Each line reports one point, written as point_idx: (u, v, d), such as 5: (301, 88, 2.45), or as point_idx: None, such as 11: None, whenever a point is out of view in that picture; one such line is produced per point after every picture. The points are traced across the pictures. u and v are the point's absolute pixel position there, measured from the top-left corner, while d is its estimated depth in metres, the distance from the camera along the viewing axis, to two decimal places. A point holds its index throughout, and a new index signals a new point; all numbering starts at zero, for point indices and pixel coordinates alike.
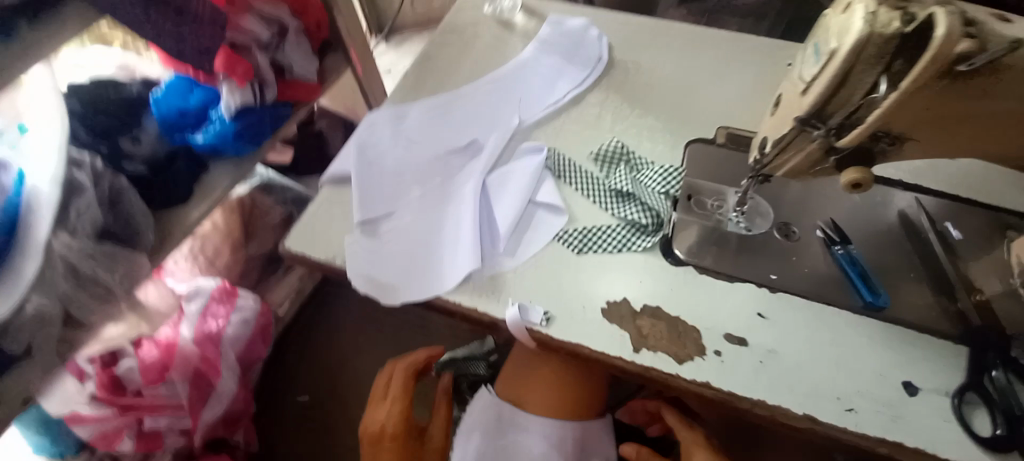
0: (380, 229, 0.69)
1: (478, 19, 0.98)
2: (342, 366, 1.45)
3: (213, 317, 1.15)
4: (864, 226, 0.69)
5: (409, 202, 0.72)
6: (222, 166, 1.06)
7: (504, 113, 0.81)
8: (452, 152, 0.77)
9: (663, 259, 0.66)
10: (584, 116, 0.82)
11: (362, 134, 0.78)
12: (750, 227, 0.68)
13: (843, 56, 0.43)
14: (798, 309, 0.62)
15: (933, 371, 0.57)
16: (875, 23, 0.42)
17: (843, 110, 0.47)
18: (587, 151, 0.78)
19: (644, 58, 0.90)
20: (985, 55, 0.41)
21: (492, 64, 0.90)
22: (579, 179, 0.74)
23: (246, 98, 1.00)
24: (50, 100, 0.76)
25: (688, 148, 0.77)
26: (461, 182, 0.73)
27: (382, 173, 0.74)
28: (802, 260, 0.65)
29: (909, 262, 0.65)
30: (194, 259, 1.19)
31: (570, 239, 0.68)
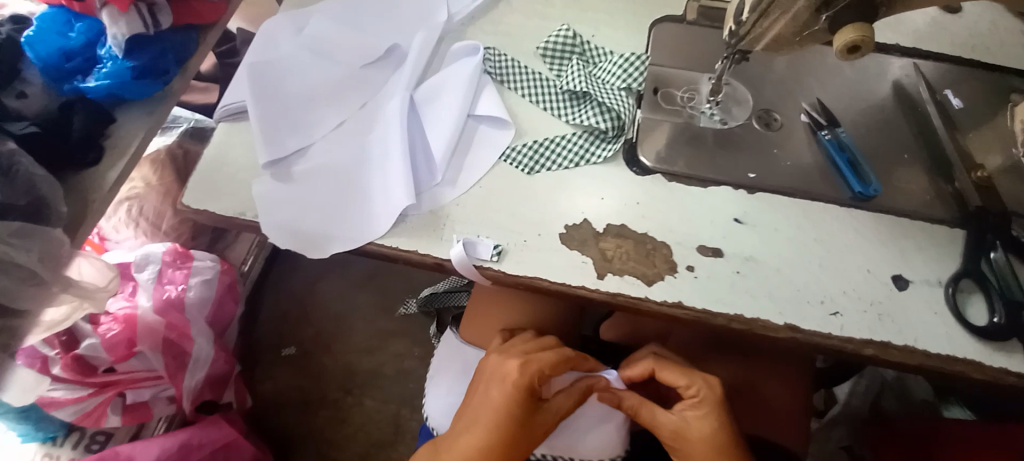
0: (293, 171, 0.58)
1: None
2: (320, 314, 1.41)
3: (170, 283, 1.05)
4: (857, 103, 0.59)
5: (324, 134, 0.60)
6: (131, 114, 0.74)
7: (428, 7, 0.66)
8: (369, 65, 0.63)
9: (627, 170, 0.57)
10: (528, 3, 0.67)
11: (255, 53, 0.63)
12: (726, 120, 0.58)
13: None
14: (782, 209, 0.54)
15: (924, 262, 0.52)
16: None
17: None
18: (534, 46, 0.64)
19: None
20: None
21: None
22: (525, 82, 0.62)
23: (134, 26, 0.72)
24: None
25: (654, 30, 0.64)
26: (383, 101, 0.61)
27: (287, 101, 0.61)
28: (786, 152, 0.56)
29: (905, 142, 0.57)
30: (135, 224, 1.07)
31: (518, 157, 0.57)
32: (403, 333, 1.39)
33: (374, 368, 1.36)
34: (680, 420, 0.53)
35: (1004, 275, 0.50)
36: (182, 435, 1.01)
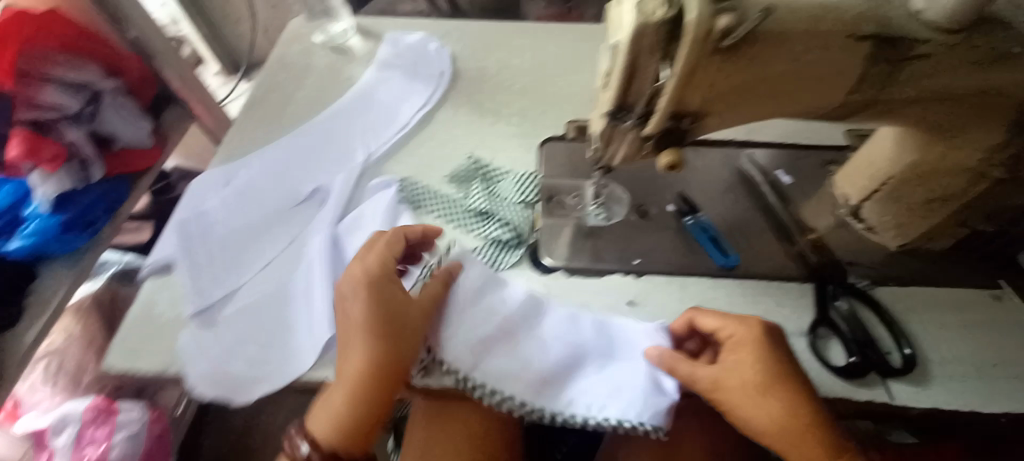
0: (219, 317, 0.61)
1: (309, 50, 0.89)
2: (268, 448, 1.29)
3: (91, 444, 0.94)
4: (712, 190, 0.72)
5: (251, 277, 0.64)
6: (55, 270, 0.83)
7: (347, 149, 0.74)
8: (293, 207, 0.68)
9: (533, 271, 0.65)
10: (435, 137, 0.77)
11: (183, 209, 0.68)
12: (609, 216, 0.68)
13: (627, 47, 0.43)
14: (664, 288, 0.63)
15: (787, 318, 0.61)
16: (643, 12, 0.41)
17: (642, 98, 0.47)
18: (442, 173, 0.74)
19: (490, 63, 0.88)
20: (744, 27, 0.41)
21: (327, 99, 0.82)
22: (438, 205, 0.70)
23: (64, 183, 0.83)
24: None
25: (542, 149, 0.76)
26: (308, 239, 0.66)
27: (214, 250, 0.65)
28: (660, 238, 0.67)
29: (751, 216, 0.69)
30: (54, 381, 1.01)
31: (436, 274, 0.64)
32: None
33: None
34: (722, 368, 0.52)
35: (850, 323, 0.59)
36: None
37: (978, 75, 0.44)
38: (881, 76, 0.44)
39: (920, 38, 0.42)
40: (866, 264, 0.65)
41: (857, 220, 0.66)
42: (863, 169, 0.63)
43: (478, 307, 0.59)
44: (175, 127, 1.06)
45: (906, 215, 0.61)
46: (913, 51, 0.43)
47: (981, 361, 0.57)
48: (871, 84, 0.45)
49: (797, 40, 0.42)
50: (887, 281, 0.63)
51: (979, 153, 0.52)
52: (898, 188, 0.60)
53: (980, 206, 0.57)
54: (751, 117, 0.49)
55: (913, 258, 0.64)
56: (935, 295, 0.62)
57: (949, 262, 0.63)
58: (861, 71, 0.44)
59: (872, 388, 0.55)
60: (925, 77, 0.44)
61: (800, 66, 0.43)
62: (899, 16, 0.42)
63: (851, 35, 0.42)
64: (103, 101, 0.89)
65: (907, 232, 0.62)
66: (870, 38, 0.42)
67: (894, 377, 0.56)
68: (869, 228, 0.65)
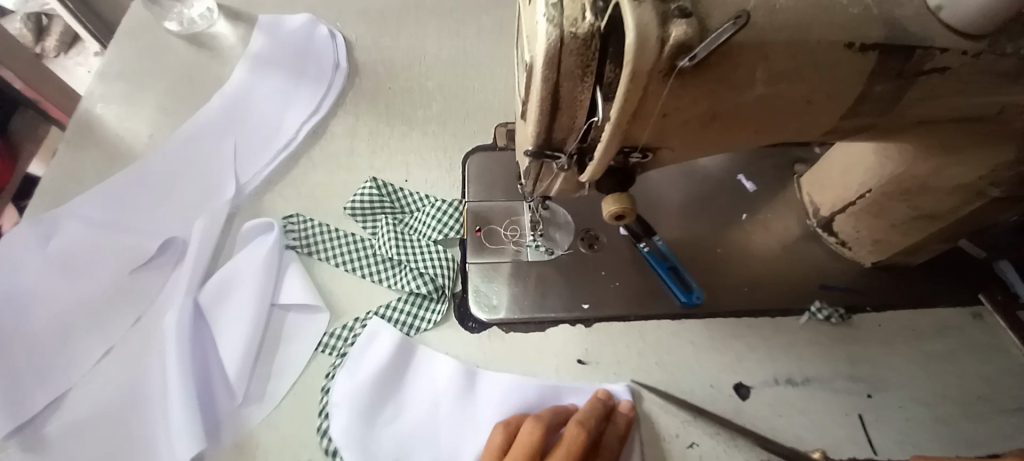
0: (44, 433, 0.46)
1: (160, 43, 0.70)
2: None
3: None
4: (673, 202, 0.60)
5: (89, 371, 0.49)
6: None
7: (215, 183, 0.59)
8: (140, 267, 0.53)
9: (461, 329, 0.53)
10: (331, 156, 0.62)
11: None
12: (551, 249, 0.56)
13: (543, 71, 0.30)
14: (618, 337, 0.53)
15: (759, 362, 0.53)
16: (562, 20, 0.28)
17: (574, 134, 0.34)
18: (342, 205, 0.59)
19: (402, 51, 0.72)
20: (707, 41, 0.28)
21: (187, 113, 0.65)
22: (336, 249, 0.56)
23: None
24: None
25: (466, 164, 0.62)
26: (163, 311, 0.51)
27: (35, 340, 0.49)
28: (613, 273, 0.55)
29: (716, 235, 0.59)
30: None
31: (337, 345, 0.51)
32: None
33: None
34: None
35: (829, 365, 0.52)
36: None
37: (996, 93, 0.35)
38: (889, 97, 0.34)
39: (941, 46, 0.32)
40: (842, 286, 0.57)
41: (829, 234, 0.58)
42: (834, 182, 0.55)
43: (395, 386, 0.49)
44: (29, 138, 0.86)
45: (885, 231, 0.53)
46: (930, 64, 0.32)
47: (964, 394, 0.52)
48: (870, 103, 0.34)
49: (780, 56, 0.30)
50: (863, 306, 0.56)
51: (971, 170, 0.44)
52: (879, 202, 0.51)
53: (970, 223, 0.50)
54: (721, 146, 0.37)
55: (889, 276, 0.57)
56: (911, 320, 0.55)
57: (927, 279, 0.57)
58: (861, 88, 0.33)
59: (853, 440, 0.50)
60: (931, 96, 0.35)
61: (782, 89, 0.32)
62: (909, 15, 0.31)
63: (854, 44, 0.31)
64: None
65: (884, 248, 0.55)
66: (877, 47, 0.31)
67: (875, 424, 0.50)
68: (841, 243, 0.57)
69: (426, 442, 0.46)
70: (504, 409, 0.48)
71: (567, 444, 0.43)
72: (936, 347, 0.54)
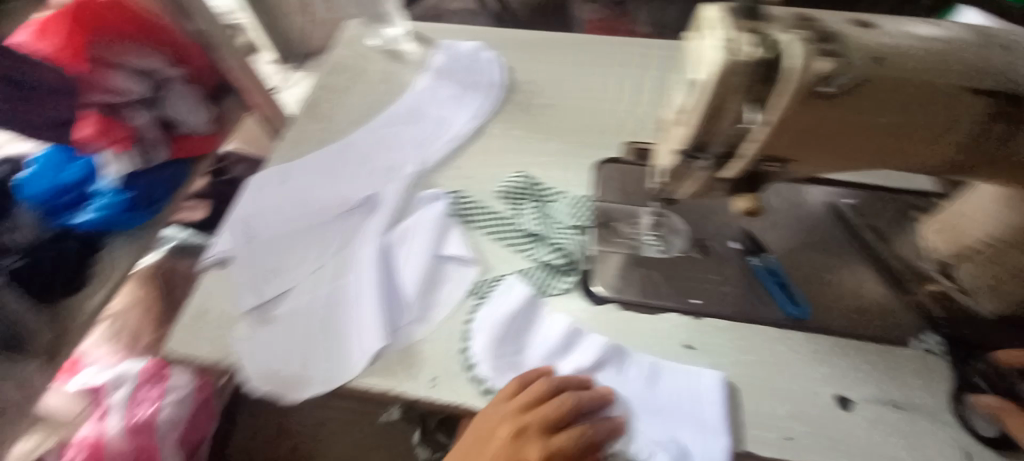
0: (272, 313, 0.62)
1: (360, 53, 0.87)
2: (300, 428, 1.48)
3: (142, 404, 1.19)
4: (782, 227, 0.67)
5: (303, 278, 0.65)
6: (117, 242, 1.06)
7: (400, 160, 0.74)
8: (345, 211, 0.70)
9: (584, 299, 0.63)
10: (487, 151, 0.76)
11: (243, 206, 0.70)
12: (667, 249, 0.65)
13: (711, 87, 0.39)
14: (724, 332, 0.60)
15: (860, 379, 0.57)
16: (733, 50, 0.38)
17: (723, 139, 0.43)
18: (494, 188, 0.72)
19: (548, 73, 0.84)
20: (849, 75, 0.38)
21: (380, 106, 0.81)
22: (488, 222, 0.69)
23: (127, 164, 1.07)
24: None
25: (599, 170, 0.73)
26: (360, 244, 0.67)
27: (270, 249, 0.66)
28: (723, 278, 0.63)
29: (826, 262, 0.63)
30: (111, 342, 1.25)
31: (485, 293, 0.63)
32: (381, 444, 1.46)
33: None
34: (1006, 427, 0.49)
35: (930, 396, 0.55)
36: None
37: None
38: (1007, 135, 0.40)
39: None
40: (952, 328, 0.58)
41: (946, 279, 0.59)
42: (954, 228, 0.57)
43: (516, 328, 0.61)
44: (232, 114, 1.27)
45: (1007, 280, 0.54)
46: None
47: None
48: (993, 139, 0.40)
49: (911, 92, 0.38)
50: (972, 348, 0.57)
51: None
52: (1003, 251, 0.53)
53: None
54: (844, 165, 0.45)
55: (1008, 327, 0.57)
56: None
57: None
58: (984, 125, 0.39)
59: None
60: None
61: (908, 119, 0.40)
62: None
63: (975, 88, 0.38)
64: (167, 89, 1.12)
65: (1005, 298, 0.55)
66: (995, 92, 0.38)
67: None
68: (960, 290, 0.58)
69: (535, 369, 0.58)
70: (596, 363, 0.58)
71: (633, 406, 0.55)
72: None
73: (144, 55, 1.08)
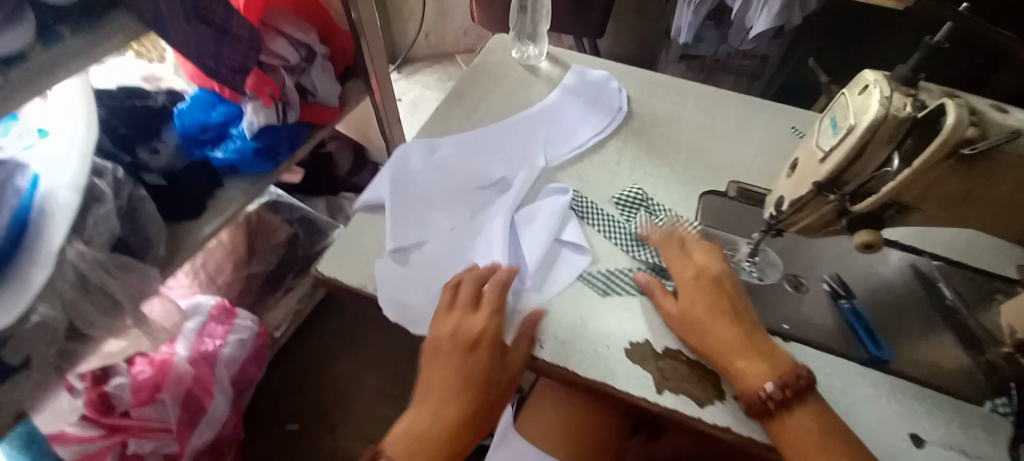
0: (411, 257, 0.72)
1: (503, 62, 1.03)
2: (335, 393, 1.56)
3: (210, 336, 1.29)
4: (870, 280, 0.73)
5: (439, 233, 0.75)
6: (236, 182, 1.27)
7: (530, 153, 0.86)
8: (480, 187, 0.81)
9: (681, 304, 0.71)
10: (605, 163, 0.87)
11: (394, 165, 0.82)
12: (762, 277, 0.72)
13: (863, 131, 0.49)
14: (808, 358, 0.67)
15: (933, 426, 0.62)
16: (889, 106, 0.48)
17: (858, 178, 0.52)
18: (608, 194, 0.82)
19: (662, 110, 0.96)
20: (986, 141, 0.47)
21: (516, 108, 0.95)
22: (602, 221, 0.78)
23: (269, 117, 1.19)
24: (77, 109, 0.89)
25: (701, 198, 0.82)
26: (490, 217, 0.78)
27: (415, 204, 0.77)
28: (811, 311, 0.69)
29: (909, 318, 0.70)
30: (195, 275, 1.37)
31: (594, 278, 0.72)
32: None
33: None
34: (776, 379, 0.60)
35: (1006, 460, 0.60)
36: (183, 416, 1.22)
37: None
38: None
39: None
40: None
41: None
42: None
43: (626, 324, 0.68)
44: (353, 96, 1.46)
45: None
46: None
47: None
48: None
49: None
50: None
51: None
52: None
53: None
54: (952, 223, 0.54)
55: None
56: None
57: None
58: None
59: None
60: None
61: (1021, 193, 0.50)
62: None
63: None
64: (314, 62, 1.28)
65: None
66: None
67: None
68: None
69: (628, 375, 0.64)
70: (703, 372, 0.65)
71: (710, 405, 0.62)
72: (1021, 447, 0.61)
73: (301, 28, 1.23)
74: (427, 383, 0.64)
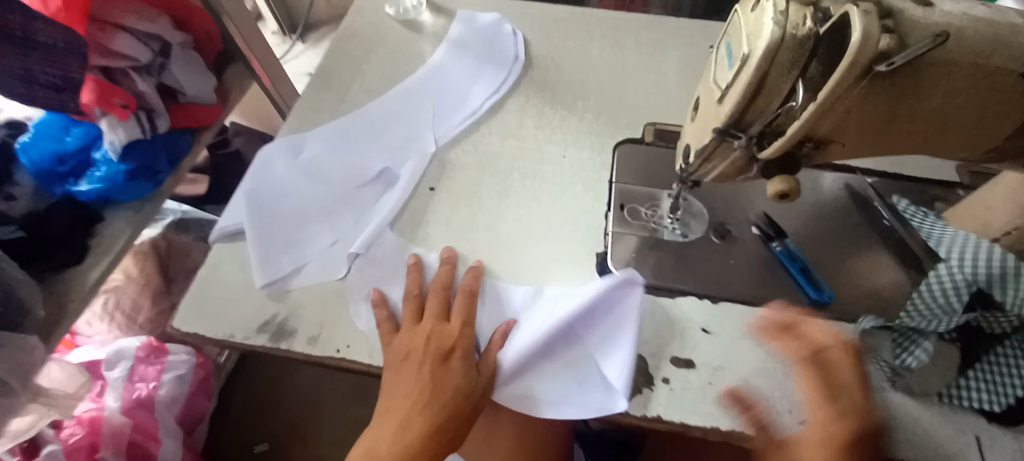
0: (286, 288, 0.61)
1: (376, 22, 0.86)
2: (299, 404, 1.49)
3: (142, 380, 1.19)
4: (804, 213, 0.66)
5: (318, 252, 0.64)
6: (117, 214, 1.00)
7: (416, 133, 0.74)
8: (361, 185, 0.69)
9: (600, 282, 0.62)
10: (505, 127, 0.75)
11: (254, 177, 0.69)
12: (686, 233, 0.64)
13: (759, 60, 0.39)
14: (741, 316, 0.60)
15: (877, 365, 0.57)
16: (786, 24, 0.38)
17: (763, 118, 0.43)
18: (511, 166, 0.71)
19: (568, 49, 0.83)
20: (904, 53, 0.38)
21: (396, 77, 0.81)
22: (506, 202, 0.68)
23: (131, 132, 0.94)
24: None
25: (615, 151, 0.72)
26: (376, 220, 0.66)
27: (283, 222, 0.65)
28: (741, 262, 0.62)
29: (846, 248, 0.64)
30: (110, 318, 1.21)
31: (501, 272, 0.63)
32: None
33: None
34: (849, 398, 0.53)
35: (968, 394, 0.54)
36: None
37: None
38: None
39: None
40: None
41: None
42: (981, 216, 0.57)
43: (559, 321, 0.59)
44: (235, 85, 1.20)
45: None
46: None
47: None
48: (1017, 133, 0.43)
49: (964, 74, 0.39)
50: None
51: None
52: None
53: None
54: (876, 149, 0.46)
55: None
56: None
57: None
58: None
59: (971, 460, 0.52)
60: None
61: (953, 104, 0.41)
62: None
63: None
64: (172, 53, 1.00)
65: None
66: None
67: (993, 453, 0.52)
68: None
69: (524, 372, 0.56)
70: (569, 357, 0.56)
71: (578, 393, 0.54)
72: (919, 358, 0.55)
73: (145, 15, 0.95)
74: (389, 398, 0.53)
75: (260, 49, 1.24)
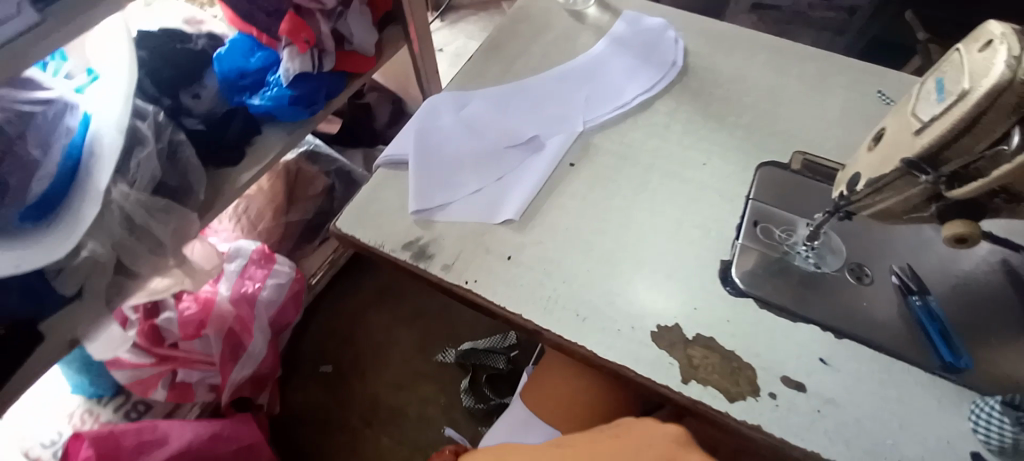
0: (433, 220, 0.68)
1: (547, 7, 0.93)
2: (367, 340, 1.62)
3: (250, 279, 1.31)
4: (950, 277, 0.63)
5: (465, 196, 0.71)
6: (275, 130, 1.12)
7: (567, 112, 0.79)
8: (510, 147, 0.75)
9: (721, 288, 0.64)
10: (649, 125, 0.78)
11: (422, 119, 0.78)
12: (819, 264, 0.63)
13: (980, 99, 0.40)
14: (863, 358, 0.59)
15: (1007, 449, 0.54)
16: (1018, 67, 0.38)
17: (960, 158, 0.43)
18: (649, 161, 0.74)
19: (725, 66, 0.84)
20: None
21: (557, 59, 0.86)
22: (639, 192, 0.71)
23: (304, 65, 1.07)
24: (121, 50, 0.80)
25: (759, 170, 0.72)
26: (518, 180, 0.72)
27: (440, 163, 0.73)
28: (875, 307, 0.61)
29: (994, 322, 0.60)
30: (236, 220, 1.40)
31: (624, 255, 0.66)
32: (437, 381, 1.54)
33: (398, 409, 1.51)
34: None
35: None
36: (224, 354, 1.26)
37: None
38: None
39: None
40: None
41: None
42: None
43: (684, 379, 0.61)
44: (391, 42, 1.33)
45: None
46: None
47: None
48: None
49: None
50: None
51: None
52: None
53: None
54: None
55: None
56: None
57: None
58: None
59: None
60: None
61: None
62: None
63: None
64: (352, 6, 1.13)
65: None
66: None
67: None
68: None
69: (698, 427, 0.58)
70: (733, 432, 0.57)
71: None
72: None
73: None
74: None
75: (421, 16, 1.36)
